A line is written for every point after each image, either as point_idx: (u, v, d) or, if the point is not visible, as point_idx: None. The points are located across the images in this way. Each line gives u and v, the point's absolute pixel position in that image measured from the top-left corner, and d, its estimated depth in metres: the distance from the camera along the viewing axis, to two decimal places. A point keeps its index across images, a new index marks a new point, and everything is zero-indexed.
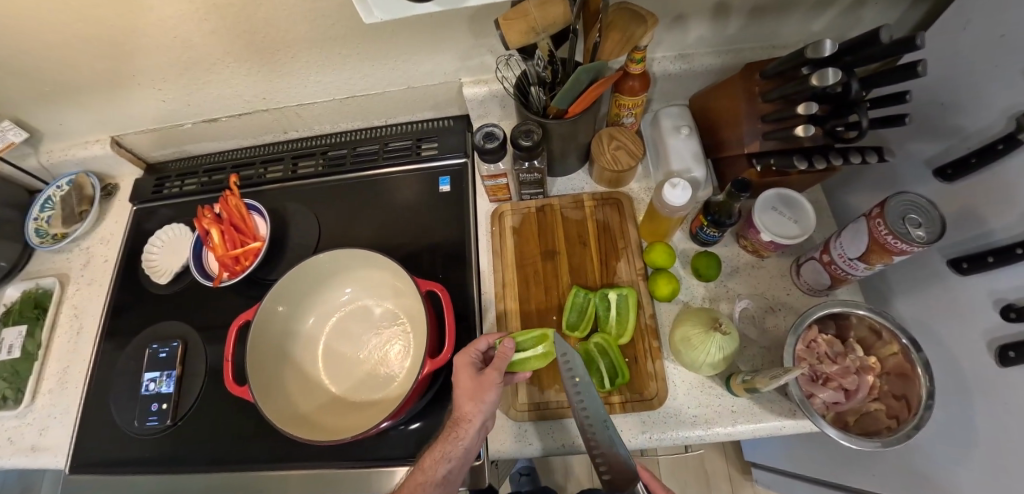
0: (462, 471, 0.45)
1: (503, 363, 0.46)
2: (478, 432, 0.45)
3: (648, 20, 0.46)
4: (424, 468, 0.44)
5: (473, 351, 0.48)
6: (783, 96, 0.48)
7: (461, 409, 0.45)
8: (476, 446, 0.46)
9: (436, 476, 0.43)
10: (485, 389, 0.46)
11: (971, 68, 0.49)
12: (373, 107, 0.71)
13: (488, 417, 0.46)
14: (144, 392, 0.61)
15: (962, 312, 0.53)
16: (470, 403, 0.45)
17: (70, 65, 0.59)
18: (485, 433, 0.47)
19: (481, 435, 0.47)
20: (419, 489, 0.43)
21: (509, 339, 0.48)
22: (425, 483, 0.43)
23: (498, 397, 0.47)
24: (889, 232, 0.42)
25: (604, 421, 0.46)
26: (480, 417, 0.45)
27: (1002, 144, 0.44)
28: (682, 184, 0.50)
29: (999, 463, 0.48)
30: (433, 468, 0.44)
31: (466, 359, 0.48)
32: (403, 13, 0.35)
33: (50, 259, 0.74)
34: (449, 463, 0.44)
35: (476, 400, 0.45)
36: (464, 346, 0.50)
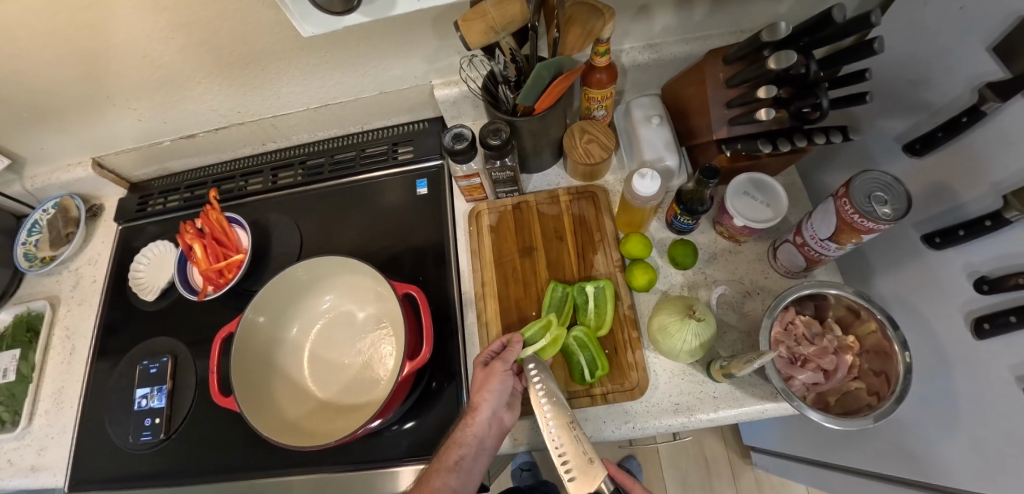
0: (477, 460, 0.44)
1: (509, 354, 0.48)
2: (489, 421, 0.46)
3: (606, 13, 0.46)
4: (440, 456, 0.45)
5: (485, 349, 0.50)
6: (745, 81, 0.47)
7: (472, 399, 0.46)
8: (490, 435, 0.46)
9: (449, 462, 0.44)
10: (491, 378, 0.47)
11: (932, 42, 0.49)
12: (348, 114, 0.71)
13: (498, 407, 0.46)
14: (137, 408, 0.62)
15: (938, 286, 0.53)
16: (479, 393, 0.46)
17: (46, 91, 0.60)
18: (501, 427, 0.47)
19: (496, 427, 0.46)
20: (435, 475, 0.43)
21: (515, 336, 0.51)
22: (440, 470, 0.44)
23: (507, 388, 0.47)
24: (855, 211, 0.42)
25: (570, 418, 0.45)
26: (488, 407, 0.45)
27: (966, 117, 0.45)
28: (651, 175, 0.50)
29: (981, 434, 0.48)
30: (447, 455, 0.44)
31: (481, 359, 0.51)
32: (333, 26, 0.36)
33: (40, 282, 0.75)
34: (461, 450, 0.44)
35: (482, 389, 0.46)
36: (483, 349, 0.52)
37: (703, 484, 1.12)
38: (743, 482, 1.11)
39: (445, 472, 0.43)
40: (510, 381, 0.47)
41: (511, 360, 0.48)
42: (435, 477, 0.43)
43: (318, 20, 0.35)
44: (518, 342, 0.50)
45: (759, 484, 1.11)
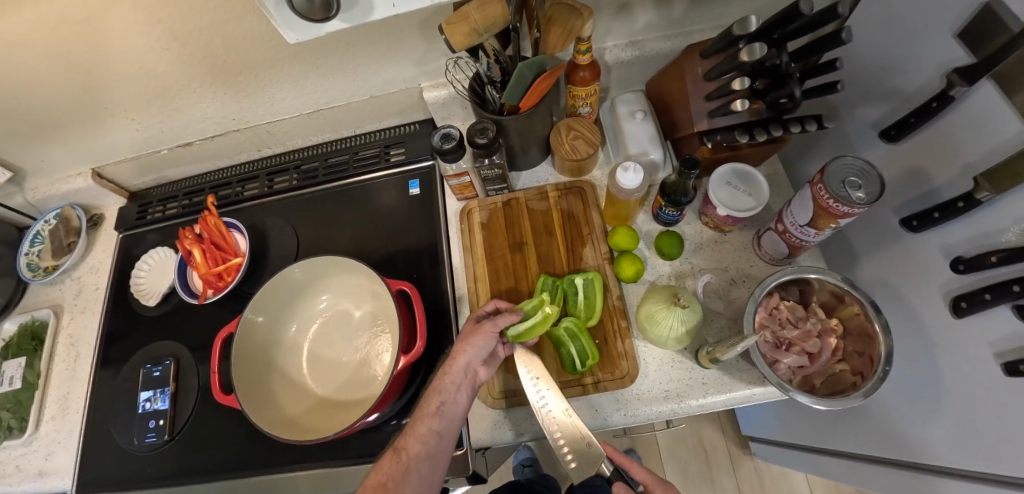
0: (458, 404, 0.45)
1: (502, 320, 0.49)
2: (466, 370, 0.47)
3: (585, 12, 0.48)
4: (421, 404, 0.45)
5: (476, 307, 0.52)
6: (722, 74, 0.49)
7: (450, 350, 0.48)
8: (468, 384, 0.47)
9: (431, 408, 0.45)
10: (474, 334, 0.48)
11: (902, 31, 0.50)
12: (340, 118, 0.73)
13: (476, 359, 0.48)
14: (141, 411, 0.64)
15: (919, 269, 0.54)
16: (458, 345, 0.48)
17: (45, 104, 0.62)
18: (476, 379, 0.48)
19: (473, 379, 0.48)
20: (418, 421, 0.44)
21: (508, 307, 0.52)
22: (423, 416, 0.44)
23: (489, 344, 0.48)
24: (830, 196, 0.44)
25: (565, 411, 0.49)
26: (467, 356, 0.47)
27: (936, 103, 0.46)
28: (633, 168, 0.52)
29: (964, 411, 0.50)
30: (428, 402, 0.45)
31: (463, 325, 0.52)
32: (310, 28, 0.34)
33: (43, 292, 0.76)
34: (439, 394, 0.45)
35: (463, 341, 0.48)
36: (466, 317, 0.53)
37: (702, 475, 1.13)
38: (742, 472, 1.12)
39: (428, 417, 0.44)
40: (493, 339, 0.48)
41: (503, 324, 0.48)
42: (418, 423, 0.44)
43: (301, 26, 0.35)
44: (515, 315, 0.49)
45: (758, 474, 1.12)
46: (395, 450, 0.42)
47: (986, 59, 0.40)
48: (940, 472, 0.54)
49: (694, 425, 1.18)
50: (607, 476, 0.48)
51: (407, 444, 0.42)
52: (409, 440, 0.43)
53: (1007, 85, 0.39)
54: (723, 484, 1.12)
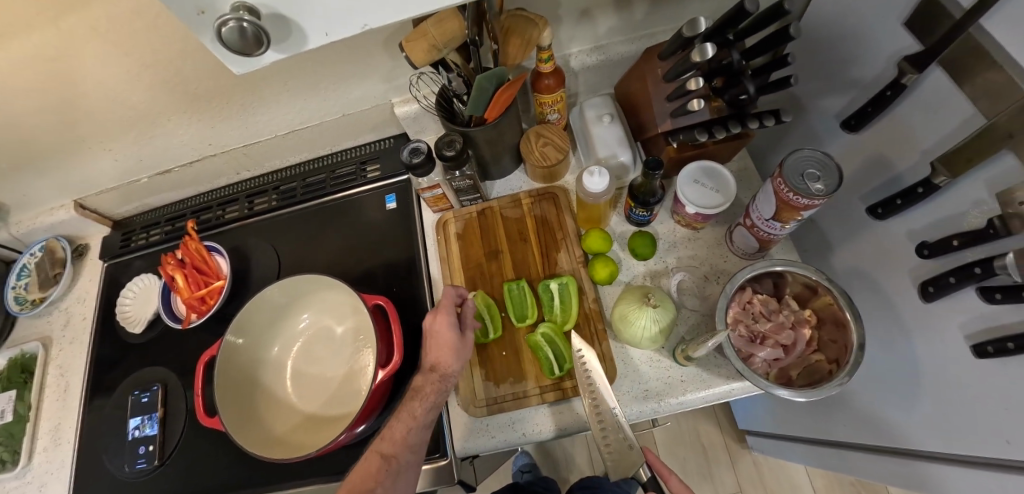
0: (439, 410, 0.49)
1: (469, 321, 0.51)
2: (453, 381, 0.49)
3: (540, 22, 0.50)
4: (406, 411, 0.47)
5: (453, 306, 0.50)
6: (678, 75, 0.49)
7: (432, 358, 0.49)
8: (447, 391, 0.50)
9: (425, 419, 0.47)
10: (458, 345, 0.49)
11: (855, 23, 0.51)
12: (316, 138, 0.74)
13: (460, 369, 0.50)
14: (130, 438, 0.64)
15: (889, 254, 0.55)
16: (442, 354, 0.48)
17: (22, 139, 0.63)
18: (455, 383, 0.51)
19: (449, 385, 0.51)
20: (408, 431, 0.46)
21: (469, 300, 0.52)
22: (411, 425, 0.46)
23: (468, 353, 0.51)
24: (790, 189, 0.44)
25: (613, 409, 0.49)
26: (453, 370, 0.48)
27: (890, 91, 0.47)
28: (599, 172, 0.52)
29: (941, 394, 0.50)
30: (416, 412, 0.47)
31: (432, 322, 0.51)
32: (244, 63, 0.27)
33: (32, 324, 0.77)
34: (426, 404, 0.47)
35: (447, 352, 0.48)
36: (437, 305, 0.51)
37: (702, 472, 1.13)
38: (741, 467, 1.12)
39: (415, 426, 0.46)
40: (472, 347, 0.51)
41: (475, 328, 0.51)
42: (406, 432, 0.46)
43: (228, 59, 0.27)
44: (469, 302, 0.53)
45: (756, 467, 1.12)
46: (381, 457, 0.45)
47: (932, 47, 0.41)
48: (925, 458, 0.53)
49: (691, 421, 1.18)
50: (643, 480, 0.49)
51: (397, 453, 0.45)
52: (398, 448, 0.45)
53: (954, 71, 0.40)
54: (722, 479, 1.12)
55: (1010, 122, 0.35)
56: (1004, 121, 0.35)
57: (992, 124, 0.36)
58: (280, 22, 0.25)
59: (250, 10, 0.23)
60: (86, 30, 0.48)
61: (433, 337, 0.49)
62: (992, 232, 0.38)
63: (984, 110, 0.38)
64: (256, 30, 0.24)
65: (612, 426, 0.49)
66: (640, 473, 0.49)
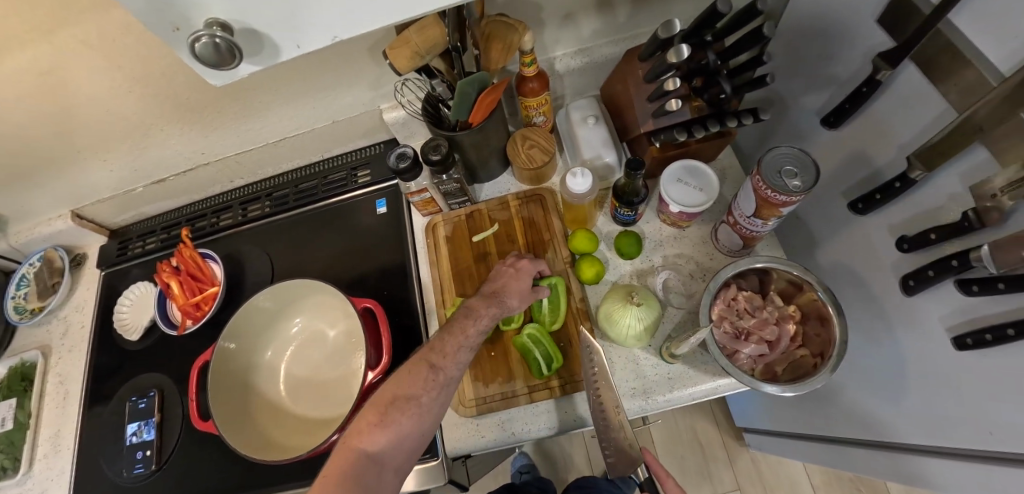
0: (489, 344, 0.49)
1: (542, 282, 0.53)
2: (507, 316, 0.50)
3: (520, 27, 0.51)
4: (462, 330, 0.46)
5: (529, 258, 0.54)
6: (657, 75, 0.50)
7: (499, 288, 0.51)
8: None
9: (472, 342, 0.46)
10: (525, 285, 0.52)
11: (832, 21, 0.52)
12: (307, 145, 0.75)
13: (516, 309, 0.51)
14: (128, 443, 0.65)
15: (871, 249, 0.55)
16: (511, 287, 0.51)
17: (19, 152, 0.64)
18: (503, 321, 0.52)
19: None
20: (459, 348, 0.45)
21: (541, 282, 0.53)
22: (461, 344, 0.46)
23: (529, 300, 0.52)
24: (769, 186, 0.45)
25: (618, 406, 0.49)
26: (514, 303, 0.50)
27: (866, 87, 0.47)
28: (582, 173, 0.53)
29: (925, 387, 0.50)
30: (472, 333, 0.47)
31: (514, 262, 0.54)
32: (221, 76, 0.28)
33: (31, 333, 0.78)
34: (480, 328, 0.47)
35: (516, 289, 0.51)
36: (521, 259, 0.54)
37: (700, 470, 1.13)
38: (739, 464, 1.13)
39: (465, 344, 0.46)
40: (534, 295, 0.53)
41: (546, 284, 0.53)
42: (456, 348, 0.45)
43: (205, 73, 0.28)
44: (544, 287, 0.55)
45: (754, 465, 1.12)
46: (430, 366, 0.44)
47: (904, 43, 0.41)
48: (914, 451, 0.53)
49: (688, 420, 1.18)
50: (641, 479, 0.49)
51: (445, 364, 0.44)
52: (446, 361, 0.44)
53: (926, 67, 0.41)
54: (720, 477, 1.12)
55: (980, 115, 0.35)
56: (973, 115, 0.36)
57: (962, 118, 0.37)
58: (253, 37, 0.26)
59: (224, 26, 0.24)
60: (77, 43, 0.49)
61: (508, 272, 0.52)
62: (967, 224, 0.39)
63: (955, 105, 0.38)
64: (229, 45, 0.25)
65: (614, 424, 0.49)
66: (639, 472, 0.50)
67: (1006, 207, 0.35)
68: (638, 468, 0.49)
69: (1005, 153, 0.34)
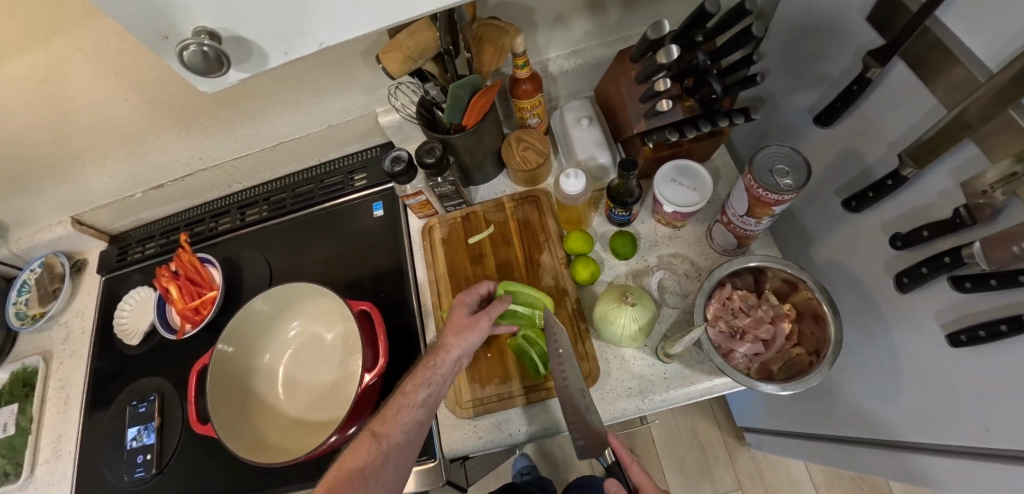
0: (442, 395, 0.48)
1: (494, 311, 0.51)
2: (456, 364, 0.49)
3: (512, 30, 0.51)
4: (405, 393, 0.47)
5: (470, 295, 0.53)
6: (647, 76, 0.50)
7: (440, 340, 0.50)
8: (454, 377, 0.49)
9: (416, 399, 0.47)
10: (471, 328, 0.50)
11: (822, 19, 0.52)
12: (303, 149, 0.75)
13: (467, 353, 0.50)
14: (129, 447, 0.65)
15: (864, 246, 0.55)
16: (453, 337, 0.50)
17: (18, 159, 0.65)
18: (461, 369, 0.51)
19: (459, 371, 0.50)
20: (401, 410, 0.46)
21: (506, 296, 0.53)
22: (406, 406, 0.46)
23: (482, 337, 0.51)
24: (760, 186, 0.45)
25: (581, 390, 0.49)
26: (458, 351, 0.49)
27: (856, 85, 0.47)
28: (575, 174, 0.53)
29: (922, 385, 0.50)
30: (414, 393, 0.47)
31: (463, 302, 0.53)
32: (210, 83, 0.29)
33: (32, 339, 0.78)
34: (419, 384, 0.47)
35: (459, 335, 0.50)
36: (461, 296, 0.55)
37: (701, 470, 1.13)
38: (740, 464, 1.12)
39: (407, 405, 0.46)
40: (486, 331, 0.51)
41: (495, 313, 0.51)
42: (397, 411, 0.46)
43: (195, 80, 0.28)
44: (506, 302, 0.52)
45: (755, 464, 1.12)
46: (373, 435, 0.45)
47: (893, 40, 0.41)
48: (910, 449, 0.53)
49: (689, 420, 1.18)
50: (608, 463, 0.53)
51: (388, 431, 0.45)
52: (389, 427, 0.45)
53: (915, 64, 0.41)
54: (721, 477, 1.12)
55: (968, 112, 0.35)
56: (963, 111, 0.36)
57: (951, 115, 0.37)
58: (241, 44, 0.26)
59: (211, 34, 0.24)
60: (74, 51, 0.50)
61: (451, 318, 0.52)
62: (959, 221, 0.39)
63: (945, 101, 0.38)
64: (217, 53, 0.25)
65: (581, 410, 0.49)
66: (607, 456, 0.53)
67: (997, 202, 0.35)
68: (605, 451, 0.53)
69: (994, 149, 0.34)
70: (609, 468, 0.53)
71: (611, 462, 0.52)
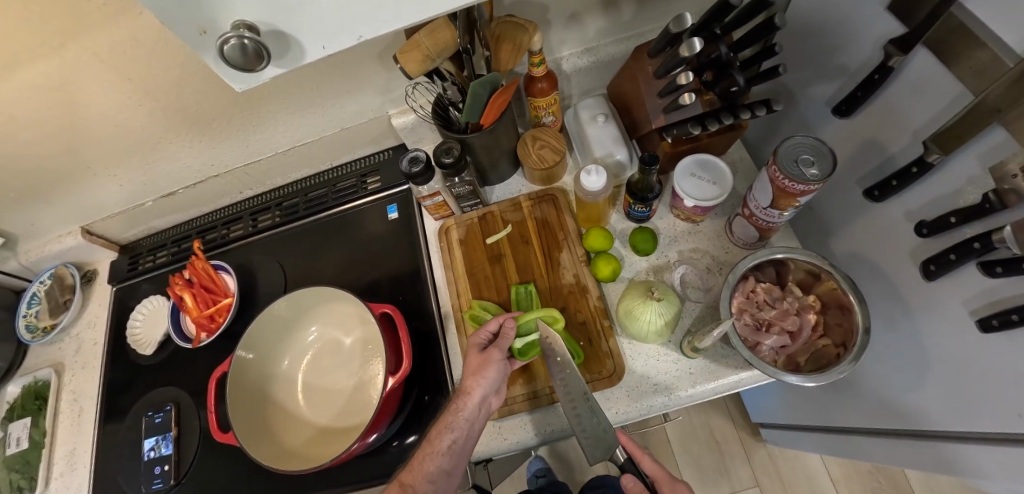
0: (468, 441, 0.47)
1: (504, 343, 0.51)
2: (479, 406, 0.48)
3: (529, 26, 0.51)
4: (430, 441, 0.46)
5: (482, 332, 0.53)
6: (667, 71, 0.50)
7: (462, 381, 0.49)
8: (479, 420, 0.48)
9: (442, 446, 0.46)
10: (487, 365, 0.50)
11: (840, 11, 0.52)
12: (316, 153, 0.75)
13: (489, 392, 0.49)
14: (146, 459, 0.64)
15: (887, 235, 0.55)
16: (475, 377, 0.49)
17: (30, 169, 0.64)
18: (488, 410, 0.50)
19: (484, 411, 0.49)
20: (426, 458, 0.45)
21: (511, 319, 0.53)
22: (431, 454, 0.46)
23: (500, 374, 0.50)
24: (785, 177, 0.44)
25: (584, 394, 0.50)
26: (479, 391, 0.48)
27: (878, 74, 0.48)
28: (595, 170, 0.53)
29: (951, 373, 0.50)
30: (438, 439, 0.46)
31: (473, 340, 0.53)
32: (246, 79, 0.28)
33: (43, 351, 0.78)
34: (444, 430, 0.46)
35: (477, 375, 0.49)
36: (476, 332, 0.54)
37: (717, 467, 1.13)
38: (757, 460, 1.12)
39: (432, 452, 0.46)
40: (503, 368, 0.50)
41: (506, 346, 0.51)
42: (424, 461, 0.45)
43: (231, 77, 0.28)
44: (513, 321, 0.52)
45: (772, 460, 1.11)
46: (400, 486, 0.44)
47: (917, 28, 0.41)
48: (939, 438, 0.53)
49: (704, 418, 1.17)
50: (620, 462, 0.51)
51: (415, 483, 0.44)
52: (415, 478, 0.44)
53: (940, 51, 0.41)
54: (738, 474, 1.11)
55: (996, 97, 0.35)
56: (994, 96, 0.35)
57: (979, 101, 0.37)
58: (280, 39, 0.26)
59: (250, 28, 0.24)
60: (87, 58, 0.50)
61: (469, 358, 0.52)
62: (988, 206, 0.39)
63: (972, 87, 0.38)
64: (256, 46, 0.25)
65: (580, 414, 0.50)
66: (617, 454, 0.50)
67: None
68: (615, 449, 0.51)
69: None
70: (621, 466, 0.51)
71: (624, 460, 0.50)
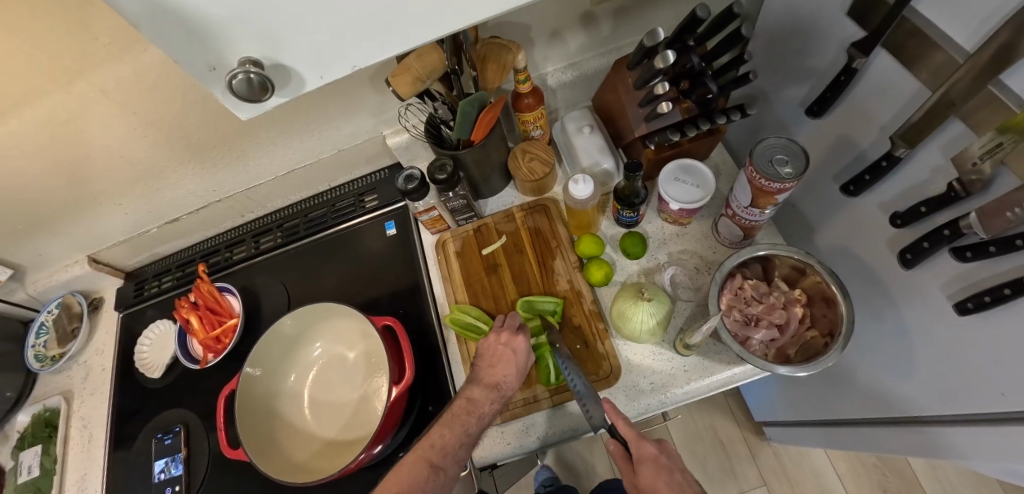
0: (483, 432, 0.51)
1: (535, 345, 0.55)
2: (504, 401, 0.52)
3: (513, 47, 0.54)
4: (466, 427, 0.49)
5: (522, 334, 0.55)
6: (645, 82, 0.53)
7: (497, 375, 0.52)
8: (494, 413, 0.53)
9: (474, 433, 0.49)
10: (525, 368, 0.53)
11: (805, 18, 0.55)
12: (313, 176, 0.77)
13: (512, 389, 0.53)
14: (156, 481, 0.65)
15: (866, 228, 0.58)
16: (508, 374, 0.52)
17: (38, 202, 0.66)
18: None
19: None
20: (461, 446, 0.48)
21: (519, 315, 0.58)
22: (464, 441, 0.48)
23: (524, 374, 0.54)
24: (761, 176, 0.47)
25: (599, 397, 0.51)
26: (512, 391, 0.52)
27: (844, 76, 0.50)
28: (583, 179, 0.55)
29: (937, 358, 0.51)
30: (474, 428, 0.49)
31: (499, 337, 0.55)
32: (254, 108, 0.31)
33: (51, 380, 0.79)
34: (480, 421, 0.49)
35: (518, 377, 0.52)
36: (516, 336, 0.54)
37: (723, 468, 1.13)
38: (762, 460, 1.12)
39: (466, 441, 0.48)
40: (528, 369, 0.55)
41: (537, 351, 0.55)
42: (456, 445, 0.47)
43: (237, 107, 0.30)
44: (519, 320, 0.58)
45: (777, 459, 1.12)
46: (431, 466, 0.46)
47: (875, 31, 0.44)
48: (929, 421, 0.54)
49: (707, 418, 1.18)
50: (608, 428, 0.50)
51: (448, 464, 0.46)
52: (449, 460, 0.47)
53: (897, 52, 0.43)
54: (744, 474, 1.12)
55: (952, 91, 0.38)
56: (947, 91, 0.38)
57: (937, 96, 0.39)
58: (281, 70, 0.28)
59: (255, 63, 0.26)
60: (94, 94, 0.52)
61: (505, 354, 0.53)
62: (954, 195, 0.41)
63: (929, 84, 0.41)
64: (261, 79, 0.27)
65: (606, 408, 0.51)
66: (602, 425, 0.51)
67: (986, 175, 0.37)
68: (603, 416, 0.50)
69: (978, 124, 0.37)
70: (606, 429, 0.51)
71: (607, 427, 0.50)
